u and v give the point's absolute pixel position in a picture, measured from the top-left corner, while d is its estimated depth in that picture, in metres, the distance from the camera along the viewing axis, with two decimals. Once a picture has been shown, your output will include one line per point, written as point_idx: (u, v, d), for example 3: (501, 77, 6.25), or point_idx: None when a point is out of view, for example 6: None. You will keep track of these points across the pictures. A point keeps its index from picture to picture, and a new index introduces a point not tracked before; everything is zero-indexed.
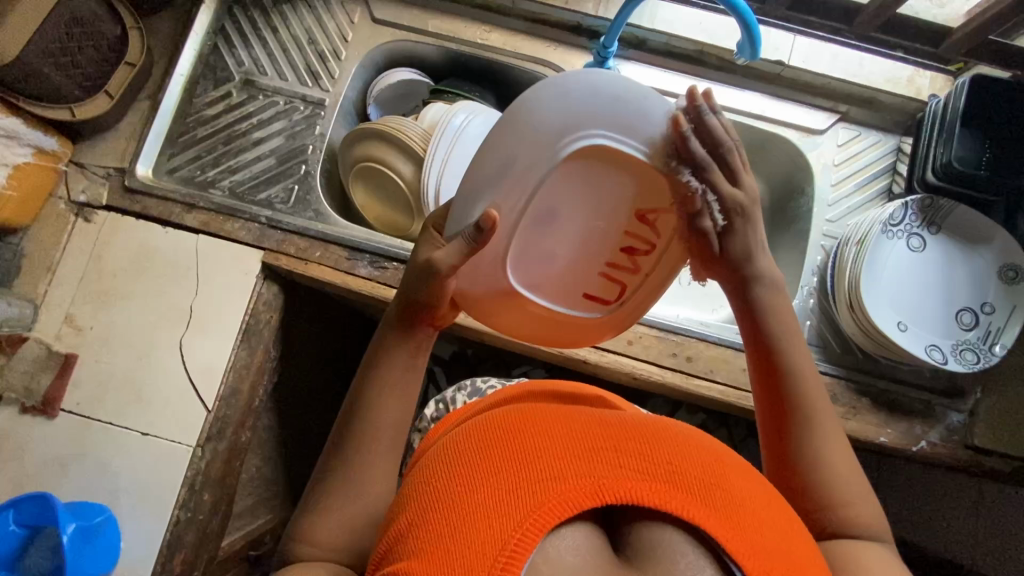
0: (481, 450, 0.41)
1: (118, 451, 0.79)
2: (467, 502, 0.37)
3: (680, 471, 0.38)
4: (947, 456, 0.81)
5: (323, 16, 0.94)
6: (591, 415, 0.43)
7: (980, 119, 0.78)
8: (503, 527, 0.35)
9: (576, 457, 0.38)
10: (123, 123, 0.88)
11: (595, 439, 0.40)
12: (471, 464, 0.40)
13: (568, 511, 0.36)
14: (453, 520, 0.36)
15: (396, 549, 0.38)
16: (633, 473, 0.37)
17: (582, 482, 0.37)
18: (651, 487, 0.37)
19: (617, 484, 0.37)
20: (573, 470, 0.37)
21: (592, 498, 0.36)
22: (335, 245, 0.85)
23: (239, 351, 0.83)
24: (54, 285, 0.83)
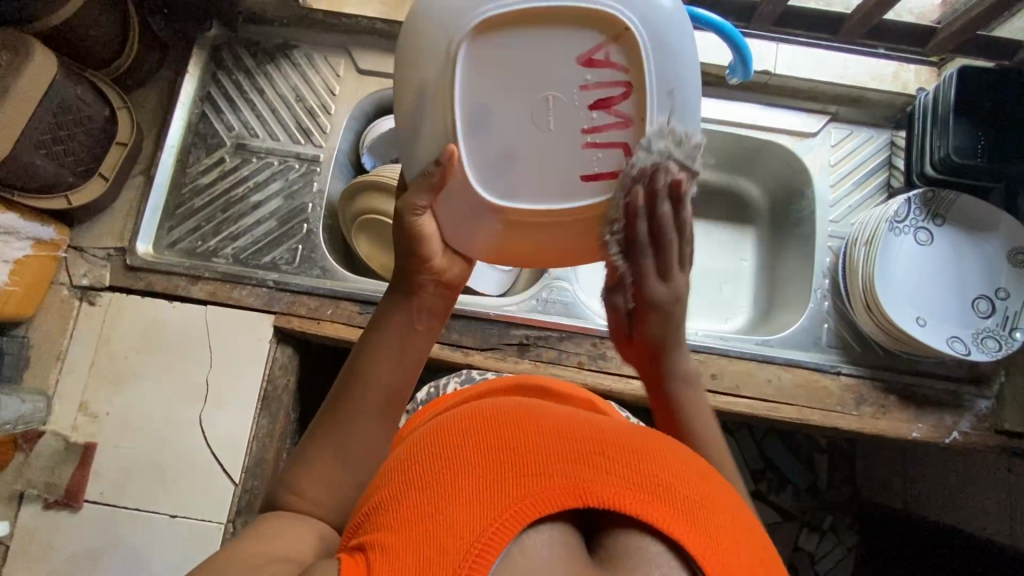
0: (469, 435, 0.41)
1: (147, 536, 0.78)
2: (449, 486, 0.37)
3: (668, 484, 0.38)
4: (981, 444, 0.81)
5: (308, 72, 0.93)
6: (589, 421, 0.43)
7: (973, 109, 0.78)
8: (480, 510, 0.35)
9: (566, 457, 0.38)
10: (119, 202, 0.87)
11: (589, 445, 0.39)
12: (456, 448, 0.40)
13: (548, 508, 0.36)
14: (430, 500, 0.37)
15: (369, 522, 0.39)
16: (620, 480, 0.37)
17: (568, 482, 0.37)
18: (636, 496, 0.36)
19: (604, 487, 0.37)
20: (560, 469, 0.37)
21: (575, 499, 0.36)
22: (346, 301, 0.84)
23: (261, 420, 0.81)
24: (64, 374, 0.82)
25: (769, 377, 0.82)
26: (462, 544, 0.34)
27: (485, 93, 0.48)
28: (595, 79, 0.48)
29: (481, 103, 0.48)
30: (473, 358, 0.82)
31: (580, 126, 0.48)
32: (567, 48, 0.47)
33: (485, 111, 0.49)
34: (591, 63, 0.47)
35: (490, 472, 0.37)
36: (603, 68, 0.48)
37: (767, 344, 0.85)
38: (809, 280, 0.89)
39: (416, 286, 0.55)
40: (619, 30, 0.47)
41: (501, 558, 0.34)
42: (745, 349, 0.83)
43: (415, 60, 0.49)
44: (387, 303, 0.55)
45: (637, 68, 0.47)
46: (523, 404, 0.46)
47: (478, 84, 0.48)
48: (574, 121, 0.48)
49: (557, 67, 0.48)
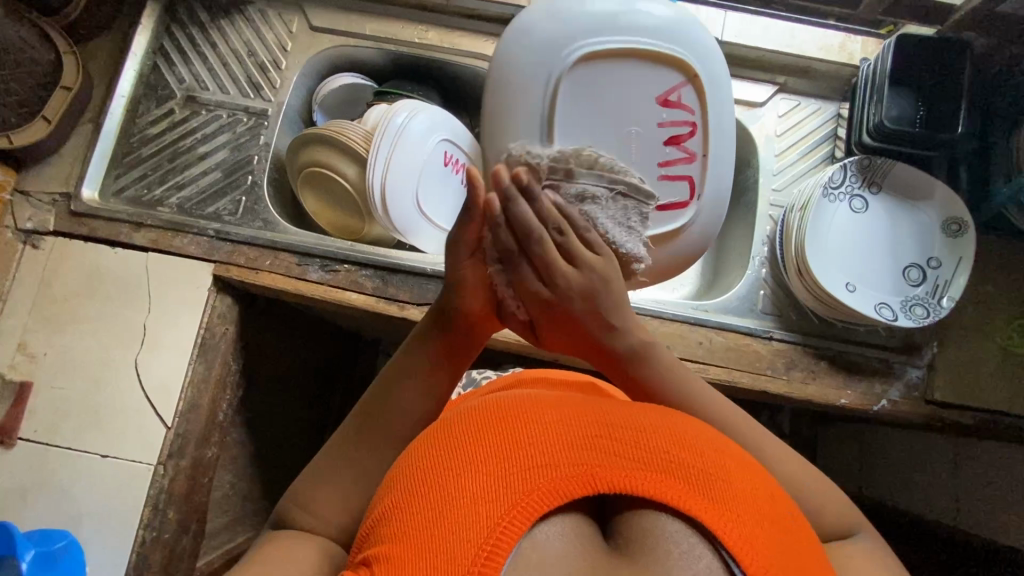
0: (470, 433, 0.40)
1: (78, 475, 0.79)
2: (450, 488, 0.37)
3: (676, 461, 0.38)
4: (909, 412, 0.82)
5: (260, 27, 0.94)
6: (592, 404, 0.43)
7: (907, 79, 0.79)
8: (489, 511, 0.35)
9: (570, 443, 0.38)
10: (66, 148, 0.88)
11: (591, 427, 0.39)
12: (456, 447, 0.39)
13: (558, 498, 0.36)
14: (436, 508, 0.36)
15: (376, 529, 0.39)
16: (629, 462, 0.37)
17: (574, 469, 0.37)
18: (644, 477, 0.37)
19: (612, 472, 0.37)
20: (564, 457, 0.37)
21: (583, 487, 0.36)
22: (285, 252, 0.85)
23: (196, 366, 0.82)
24: (5, 314, 0.83)
25: (701, 340, 0.82)
26: (473, 546, 0.34)
27: (588, 108, 0.66)
28: (669, 117, 0.67)
29: (586, 116, 0.66)
30: (408, 311, 0.83)
31: (659, 159, 0.67)
32: (651, 87, 0.66)
33: (592, 125, 0.66)
34: (667, 103, 0.67)
35: (496, 469, 0.37)
36: (676, 107, 0.67)
37: (702, 309, 0.86)
38: (749, 248, 0.90)
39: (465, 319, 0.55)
40: (689, 74, 0.66)
41: (516, 553, 0.34)
42: (679, 311, 0.84)
43: (512, 86, 0.65)
44: (417, 343, 0.56)
45: (703, 111, 0.67)
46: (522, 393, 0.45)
47: (593, 91, 0.66)
48: (653, 151, 0.67)
49: (645, 108, 0.67)
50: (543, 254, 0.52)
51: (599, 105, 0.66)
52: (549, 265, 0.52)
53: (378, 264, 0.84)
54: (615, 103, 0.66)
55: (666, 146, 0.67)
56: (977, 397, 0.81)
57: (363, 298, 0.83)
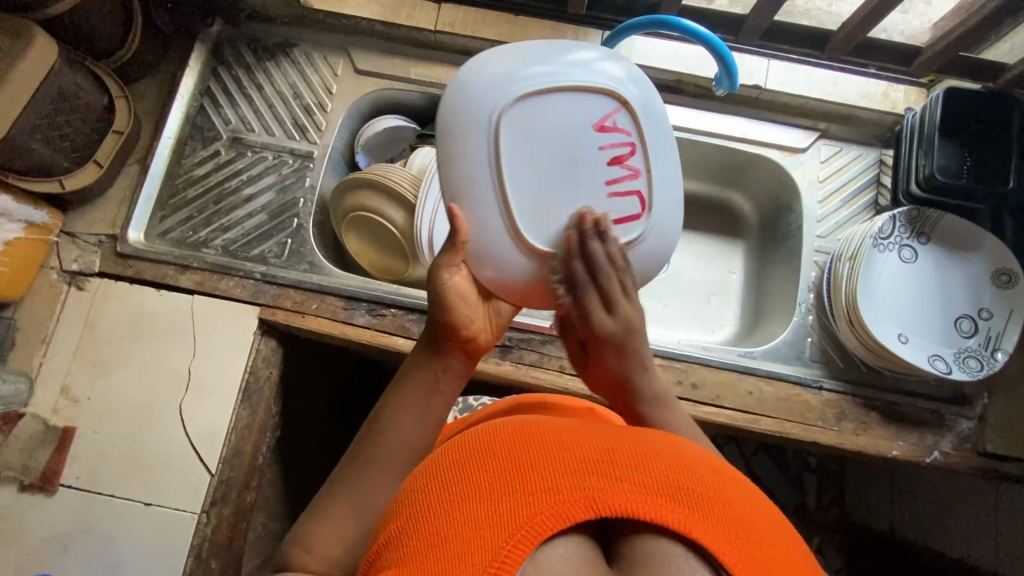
0: (471, 459, 0.37)
1: (121, 523, 0.77)
2: (454, 512, 0.34)
3: (680, 484, 0.35)
4: (961, 464, 0.81)
5: (306, 69, 0.94)
6: (588, 429, 0.40)
7: (957, 130, 0.79)
8: (493, 537, 0.32)
9: (569, 467, 0.35)
10: (113, 189, 0.88)
11: (589, 448, 0.36)
12: (458, 473, 0.37)
13: (560, 522, 0.33)
14: (441, 533, 0.33)
15: (384, 557, 0.36)
16: (631, 485, 0.34)
17: (575, 494, 0.33)
18: (647, 500, 0.33)
19: (614, 495, 0.33)
20: (565, 480, 0.34)
21: (587, 511, 0.33)
22: (332, 296, 0.85)
23: (240, 412, 0.81)
24: (49, 357, 0.82)
25: (751, 389, 0.82)
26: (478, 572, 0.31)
27: (517, 157, 0.50)
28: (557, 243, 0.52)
29: (515, 167, 0.50)
30: None
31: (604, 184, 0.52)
32: (581, 116, 0.51)
33: (523, 177, 0.51)
34: (603, 127, 0.51)
35: (498, 495, 0.34)
36: (613, 132, 0.51)
37: (749, 355, 0.85)
38: (794, 294, 0.89)
39: (448, 349, 0.55)
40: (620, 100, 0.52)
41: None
42: (728, 360, 0.83)
43: (445, 149, 0.51)
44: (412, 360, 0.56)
45: (641, 131, 0.52)
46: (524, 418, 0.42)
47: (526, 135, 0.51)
48: (597, 181, 0.51)
49: (577, 138, 0.51)
50: (609, 292, 0.53)
51: (538, 151, 0.51)
52: (609, 298, 0.53)
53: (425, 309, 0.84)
54: (555, 142, 0.51)
55: (609, 171, 0.52)
56: None
57: (409, 343, 0.83)
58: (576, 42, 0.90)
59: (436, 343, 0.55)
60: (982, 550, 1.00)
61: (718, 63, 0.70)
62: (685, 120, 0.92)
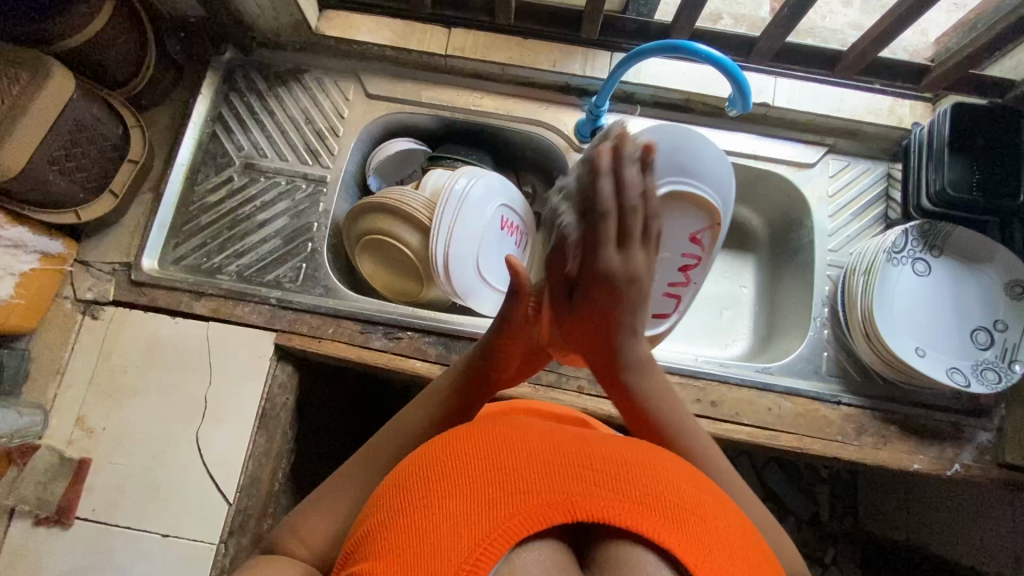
0: (457, 459, 0.39)
1: (138, 556, 0.76)
2: (437, 504, 0.36)
3: (655, 492, 0.37)
4: (982, 476, 0.81)
5: (317, 94, 0.95)
6: (572, 436, 0.42)
7: (968, 144, 0.80)
8: (471, 533, 0.34)
9: (550, 472, 0.36)
10: (127, 217, 0.88)
11: (572, 456, 0.38)
12: (443, 470, 0.38)
13: (538, 525, 0.34)
14: (423, 526, 0.35)
15: (366, 548, 0.37)
16: (609, 492, 0.36)
17: (556, 499, 0.35)
18: (624, 508, 0.35)
19: (593, 502, 0.35)
20: (547, 485, 0.36)
21: (566, 515, 0.35)
22: (348, 320, 0.84)
23: (257, 439, 0.81)
24: (63, 388, 0.82)
25: (770, 406, 0.82)
26: (454, 566, 0.32)
27: None
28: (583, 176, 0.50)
29: None
30: None
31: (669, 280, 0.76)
32: (684, 228, 0.72)
33: None
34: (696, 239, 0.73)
35: (480, 495, 0.36)
36: (696, 244, 0.74)
37: (766, 371, 0.85)
38: (809, 309, 0.90)
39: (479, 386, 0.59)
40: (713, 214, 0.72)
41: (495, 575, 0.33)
42: (746, 376, 0.83)
43: None
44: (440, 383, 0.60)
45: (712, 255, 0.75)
46: (512, 423, 0.44)
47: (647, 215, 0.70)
48: (667, 274, 0.75)
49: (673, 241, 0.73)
50: (629, 226, 0.49)
51: None
52: (626, 235, 0.50)
53: (442, 331, 0.84)
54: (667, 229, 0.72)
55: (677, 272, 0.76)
56: None
57: (426, 366, 0.83)
58: (586, 63, 0.91)
59: (473, 384, 0.59)
60: (1003, 561, 1.00)
61: (731, 84, 0.71)
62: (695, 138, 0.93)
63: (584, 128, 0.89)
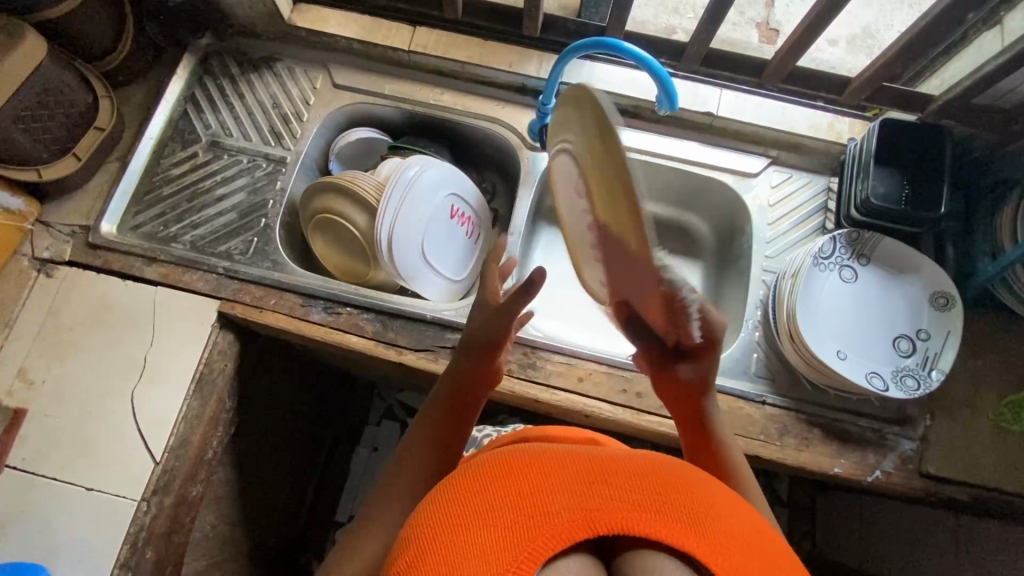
0: (462, 486, 0.35)
1: (61, 508, 0.78)
2: (450, 542, 0.31)
3: (678, 499, 0.33)
4: (903, 485, 0.81)
5: (286, 81, 1.00)
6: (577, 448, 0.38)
7: (892, 158, 0.83)
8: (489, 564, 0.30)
9: (568, 487, 0.33)
10: (91, 184, 0.92)
11: (588, 465, 0.34)
12: (453, 504, 0.34)
13: (560, 545, 0.31)
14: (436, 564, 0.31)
15: None
16: (629, 502, 0.33)
17: (574, 515, 0.32)
18: (644, 516, 0.32)
19: (612, 513, 0.32)
20: (565, 500, 0.32)
21: (586, 530, 0.31)
22: (291, 293, 0.87)
23: (191, 402, 0.83)
24: (10, 340, 0.84)
25: None
26: None
27: None
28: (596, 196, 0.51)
29: None
30: (407, 357, 0.84)
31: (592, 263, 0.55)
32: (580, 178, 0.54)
33: None
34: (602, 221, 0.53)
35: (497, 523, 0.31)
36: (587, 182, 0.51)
37: None
38: (743, 311, 0.92)
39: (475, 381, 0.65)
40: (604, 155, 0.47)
41: None
42: None
43: None
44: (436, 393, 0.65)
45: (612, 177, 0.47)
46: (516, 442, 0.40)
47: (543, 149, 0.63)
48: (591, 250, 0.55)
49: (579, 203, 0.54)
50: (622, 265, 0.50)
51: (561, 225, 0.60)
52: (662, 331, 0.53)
53: (380, 309, 0.86)
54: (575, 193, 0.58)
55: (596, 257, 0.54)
56: (971, 473, 0.80)
57: (363, 342, 0.85)
58: (540, 66, 0.96)
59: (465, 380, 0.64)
60: None
61: (659, 86, 0.75)
62: (636, 142, 0.97)
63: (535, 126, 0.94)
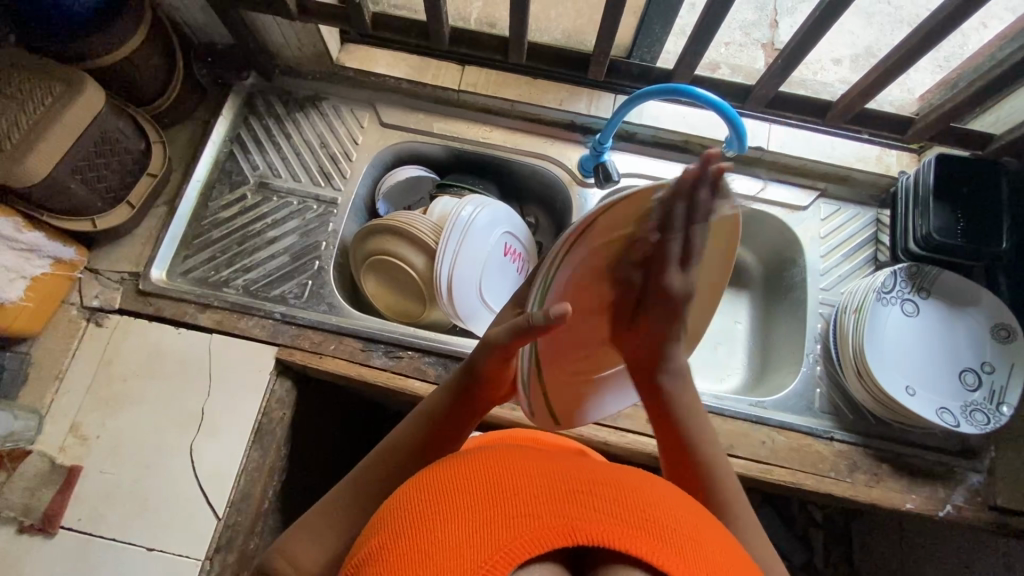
0: (454, 481, 0.38)
1: (121, 570, 0.75)
2: (439, 530, 0.34)
3: (652, 520, 0.35)
4: (974, 519, 0.81)
5: (333, 121, 0.99)
6: (565, 461, 0.40)
7: (951, 193, 0.84)
8: (472, 557, 0.32)
9: (550, 494, 0.35)
10: (139, 229, 0.91)
11: (572, 480, 0.36)
12: (450, 494, 0.37)
13: (537, 548, 0.33)
14: (425, 550, 0.33)
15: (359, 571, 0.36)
16: (608, 517, 0.34)
17: (553, 519, 0.33)
18: (622, 531, 0.33)
19: (592, 523, 0.34)
20: (546, 507, 0.34)
21: (564, 538, 0.33)
22: (350, 338, 0.86)
23: (252, 453, 0.81)
24: (60, 394, 0.81)
25: (763, 439, 0.83)
26: None
27: None
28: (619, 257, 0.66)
29: None
30: None
31: None
32: None
33: None
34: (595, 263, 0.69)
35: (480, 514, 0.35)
36: None
37: (760, 405, 0.86)
38: (801, 345, 0.92)
39: (468, 398, 0.57)
40: None
41: None
42: (741, 408, 0.84)
43: None
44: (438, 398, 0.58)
45: None
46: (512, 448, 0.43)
47: None
48: None
49: None
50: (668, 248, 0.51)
51: None
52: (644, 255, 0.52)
53: (441, 352, 0.85)
54: None
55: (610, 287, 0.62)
56: None
57: (424, 386, 0.84)
58: (591, 103, 0.96)
59: (463, 391, 0.57)
60: None
61: (728, 126, 0.76)
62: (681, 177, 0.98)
63: (587, 163, 0.94)
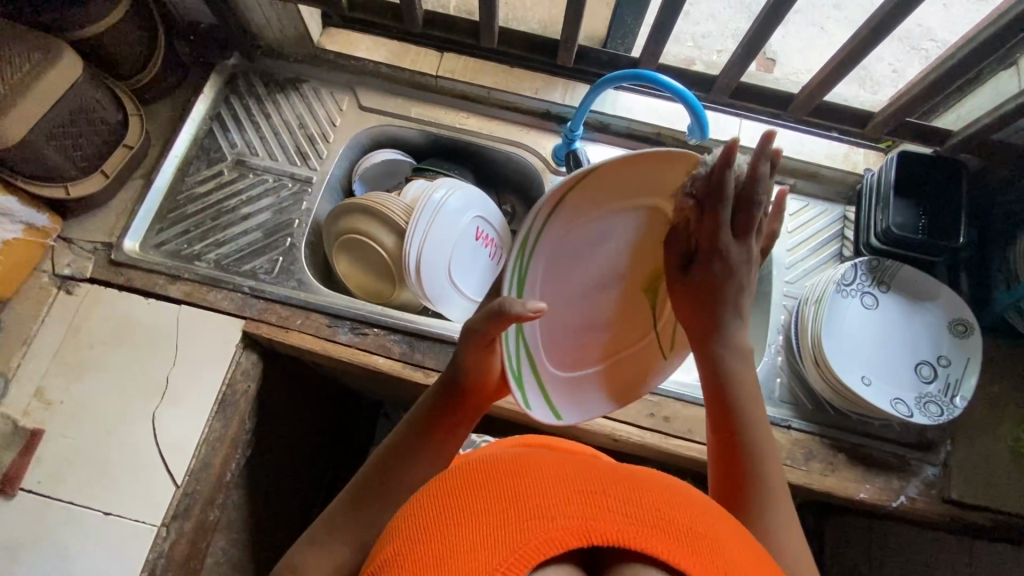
0: (455, 483, 0.34)
1: (78, 534, 0.75)
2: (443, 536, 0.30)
3: (673, 519, 0.31)
4: (927, 510, 0.82)
5: (312, 102, 1.01)
6: (576, 462, 0.36)
7: (910, 189, 0.85)
8: (486, 560, 0.28)
9: (563, 492, 0.31)
10: (115, 201, 0.92)
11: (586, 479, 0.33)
12: (452, 496, 0.33)
13: (551, 551, 0.29)
14: (434, 555, 0.29)
15: None
16: (625, 517, 0.30)
17: (568, 519, 0.30)
18: (642, 531, 0.30)
19: (609, 524, 0.30)
20: (560, 507, 0.30)
21: (581, 539, 0.29)
22: (316, 313, 0.87)
23: (214, 423, 0.81)
24: (27, 358, 0.82)
25: None
26: None
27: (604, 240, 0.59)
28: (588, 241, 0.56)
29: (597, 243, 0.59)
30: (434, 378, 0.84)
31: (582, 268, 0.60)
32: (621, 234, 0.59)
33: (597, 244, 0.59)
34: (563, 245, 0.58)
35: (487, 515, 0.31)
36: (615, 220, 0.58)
37: None
38: (764, 336, 0.93)
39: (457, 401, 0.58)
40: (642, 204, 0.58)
41: None
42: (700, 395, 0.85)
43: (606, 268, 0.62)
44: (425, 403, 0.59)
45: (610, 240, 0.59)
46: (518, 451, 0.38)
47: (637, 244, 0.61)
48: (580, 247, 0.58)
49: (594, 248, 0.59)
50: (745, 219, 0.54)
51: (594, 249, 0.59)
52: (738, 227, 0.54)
53: (408, 329, 0.86)
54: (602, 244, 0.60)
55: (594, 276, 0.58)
56: (994, 500, 0.81)
57: (389, 363, 0.85)
58: (565, 93, 0.98)
59: (448, 395, 0.58)
60: None
61: (691, 117, 0.77)
62: None
63: (559, 151, 0.96)
